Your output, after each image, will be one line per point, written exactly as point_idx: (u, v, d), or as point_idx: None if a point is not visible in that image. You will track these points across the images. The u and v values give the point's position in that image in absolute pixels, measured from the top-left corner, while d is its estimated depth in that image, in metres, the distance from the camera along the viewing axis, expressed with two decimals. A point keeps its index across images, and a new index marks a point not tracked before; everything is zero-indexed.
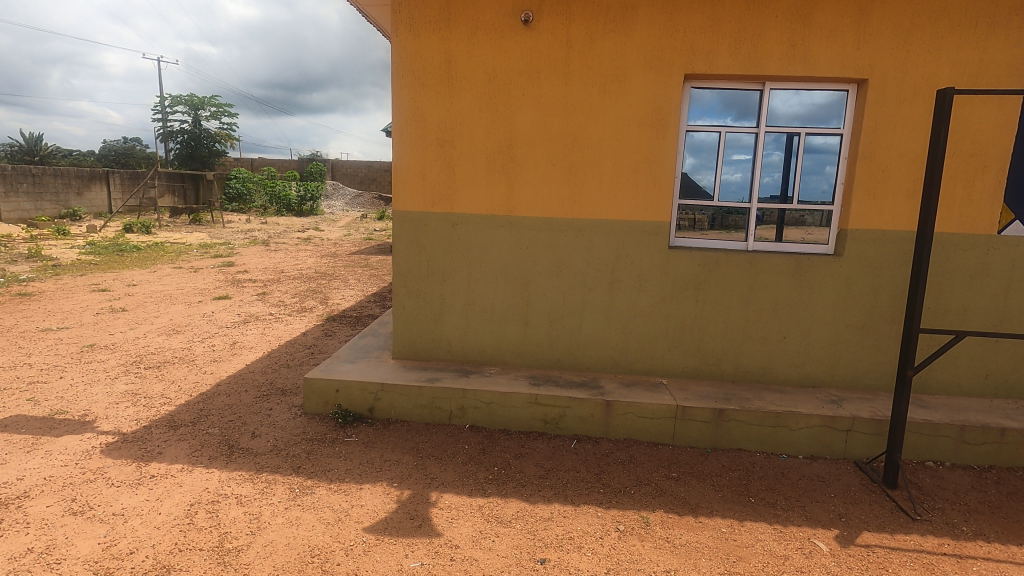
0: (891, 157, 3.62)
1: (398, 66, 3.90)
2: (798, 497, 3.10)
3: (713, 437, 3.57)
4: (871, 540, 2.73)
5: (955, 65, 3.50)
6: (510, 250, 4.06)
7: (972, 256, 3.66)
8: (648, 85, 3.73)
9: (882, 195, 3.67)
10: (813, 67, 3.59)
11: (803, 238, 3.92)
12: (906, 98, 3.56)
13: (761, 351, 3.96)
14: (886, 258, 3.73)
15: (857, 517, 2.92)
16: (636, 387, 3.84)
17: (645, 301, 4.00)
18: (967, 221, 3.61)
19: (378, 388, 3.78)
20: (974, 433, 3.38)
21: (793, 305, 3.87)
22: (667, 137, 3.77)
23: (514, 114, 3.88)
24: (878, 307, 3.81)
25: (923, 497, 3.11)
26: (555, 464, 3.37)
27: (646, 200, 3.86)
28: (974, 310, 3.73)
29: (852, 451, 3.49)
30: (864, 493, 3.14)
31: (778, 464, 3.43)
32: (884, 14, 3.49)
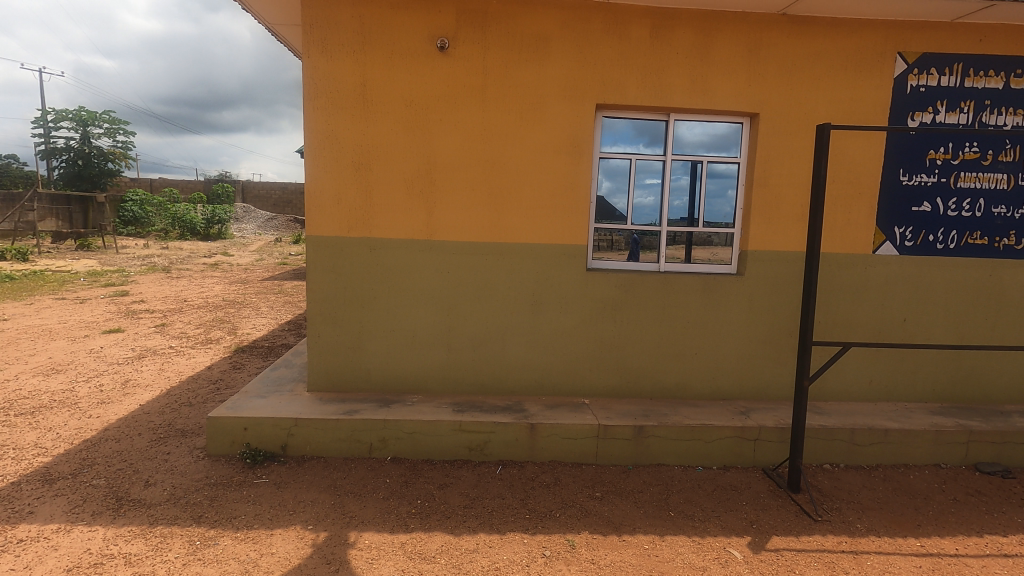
0: (782, 184, 3.96)
1: (310, 87, 3.78)
2: (714, 507, 3.24)
3: (634, 454, 3.66)
4: (780, 544, 2.90)
5: (831, 103, 3.89)
6: (431, 275, 4.00)
7: (853, 273, 4.04)
8: (563, 113, 3.86)
9: (775, 218, 3.99)
10: (711, 100, 3.87)
11: (709, 258, 4.16)
12: (793, 129, 3.91)
13: (677, 368, 4.13)
14: (781, 277, 4.04)
15: (766, 522, 3.09)
16: (559, 409, 3.87)
17: (566, 323, 4.06)
18: (849, 241, 3.99)
19: (292, 424, 3.56)
20: (863, 435, 3.69)
21: (703, 322, 4.08)
22: (582, 163, 3.91)
23: (433, 139, 3.87)
24: (777, 322, 4.10)
25: (823, 499, 3.35)
26: (480, 492, 3.31)
27: (564, 224, 3.96)
28: (858, 322, 4.10)
29: (761, 458, 3.70)
30: (772, 499, 3.33)
31: (695, 477, 3.57)
32: (770, 55, 3.84)
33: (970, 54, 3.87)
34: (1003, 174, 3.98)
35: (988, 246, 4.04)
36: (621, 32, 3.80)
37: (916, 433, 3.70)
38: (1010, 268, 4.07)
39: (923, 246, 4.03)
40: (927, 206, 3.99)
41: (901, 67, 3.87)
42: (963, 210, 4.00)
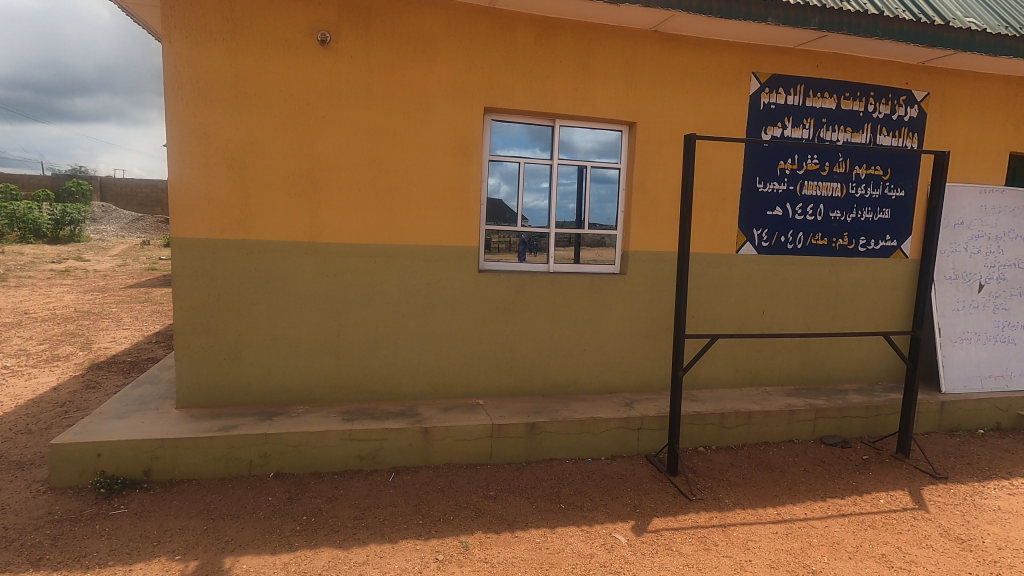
0: (657, 189, 4.24)
1: (173, 75, 3.45)
2: (601, 496, 3.40)
3: (527, 451, 3.74)
4: (660, 525, 3.11)
5: (697, 115, 4.24)
6: (317, 279, 3.82)
7: (719, 271, 4.44)
8: (452, 115, 3.86)
9: (652, 221, 4.27)
10: (593, 108, 4.07)
11: (595, 258, 4.36)
12: (666, 139, 4.21)
13: (567, 365, 4.28)
14: (659, 276, 4.34)
15: (648, 506, 3.30)
16: (453, 411, 3.86)
17: (460, 324, 4.06)
18: (715, 242, 4.38)
19: (157, 446, 3.22)
20: (730, 418, 4.06)
21: (590, 320, 4.27)
22: (472, 165, 3.93)
23: (316, 137, 3.70)
24: (656, 318, 4.39)
25: (697, 479, 3.64)
26: (372, 501, 3.20)
27: (455, 227, 3.96)
28: (725, 316, 4.50)
29: (643, 446, 3.94)
30: (653, 483, 3.56)
31: (584, 468, 3.73)
32: (645, 68, 4.10)
33: (809, 77, 4.40)
34: (838, 183, 4.57)
35: (827, 246, 4.62)
36: (507, 38, 3.87)
37: (773, 414, 4.13)
38: (845, 265, 4.68)
39: (777, 246, 4.52)
40: (779, 210, 4.48)
41: (755, 85, 4.31)
42: (807, 214, 4.54)
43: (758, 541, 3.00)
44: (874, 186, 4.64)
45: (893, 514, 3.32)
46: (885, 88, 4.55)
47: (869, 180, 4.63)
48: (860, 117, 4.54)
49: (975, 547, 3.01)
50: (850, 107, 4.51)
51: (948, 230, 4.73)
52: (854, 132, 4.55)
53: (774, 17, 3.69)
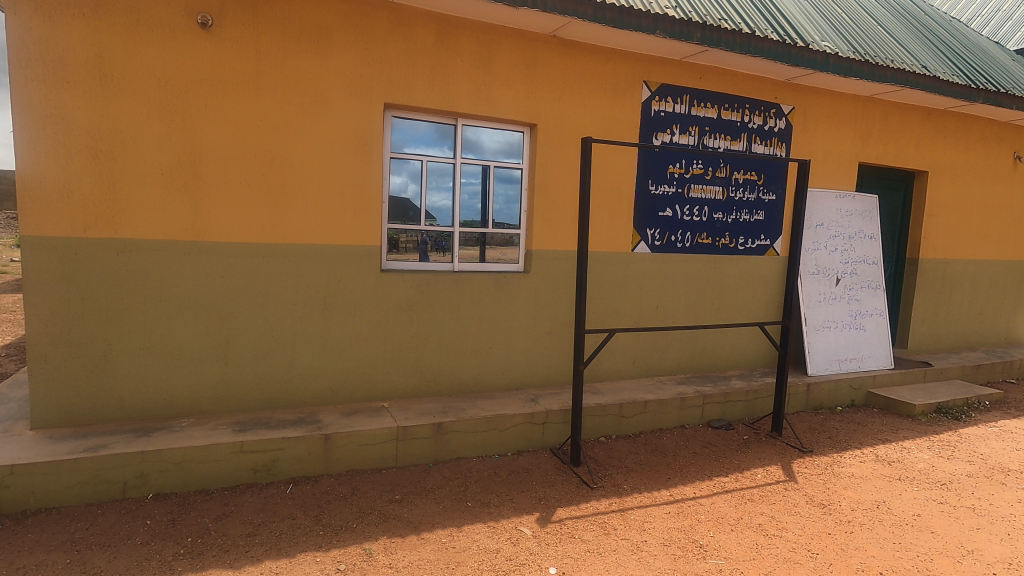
0: (558, 189, 4.38)
1: (20, 52, 3.04)
2: (508, 490, 3.45)
3: (434, 452, 3.70)
4: (563, 514, 3.21)
5: (594, 119, 4.43)
6: (201, 281, 3.53)
7: (617, 269, 4.66)
8: (349, 109, 3.73)
9: (554, 220, 4.40)
10: (494, 108, 4.11)
11: (499, 257, 4.41)
12: (565, 141, 4.36)
13: (473, 363, 4.30)
14: (560, 274, 4.48)
15: (552, 497, 3.40)
16: (356, 415, 3.73)
17: (361, 326, 3.94)
18: (612, 241, 4.61)
19: (5, 474, 2.82)
20: (629, 408, 4.28)
21: (495, 318, 4.32)
22: (372, 162, 3.83)
23: (199, 127, 3.42)
24: (559, 314, 4.53)
25: (598, 467, 3.80)
26: (267, 516, 3.02)
27: (356, 225, 3.84)
28: (623, 311, 4.74)
29: (548, 439, 4.05)
30: (557, 475, 3.68)
31: (491, 465, 3.76)
32: (544, 71, 4.21)
33: (694, 88, 4.74)
34: (719, 187, 4.96)
35: (711, 245, 5.01)
36: (407, 33, 3.80)
37: (666, 402, 4.42)
38: (727, 262, 5.11)
39: (668, 245, 4.83)
40: (669, 211, 4.79)
41: (646, 93, 4.58)
42: (694, 215, 4.89)
43: (653, 522, 3.19)
44: (750, 190, 5.09)
45: (767, 487, 3.67)
46: (758, 101, 5.01)
47: (746, 184, 5.07)
48: (737, 127, 4.96)
49: (834, 510, 3.40)
50: (729, 117, 4.92)
51: (811, 231, 5.30)
52: (732, 140, 4.96)
53: (661, 30, 3.94)
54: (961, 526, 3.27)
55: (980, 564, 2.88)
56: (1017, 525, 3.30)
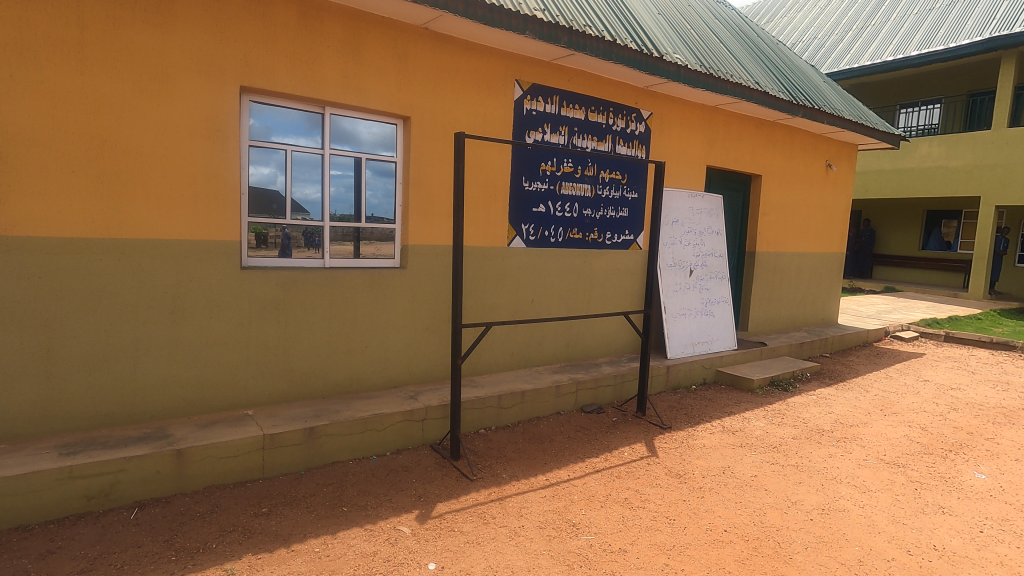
0: (433, 184, 4.35)
1: None
2: (386, 491, 3.38)
3: (306, 458, 3.51)
4: (443, 509, 3.22)
5: (468, 115, 4.46)
6: (13, 283, 3.01)
7: (494, 264, 4.75)
8: (199, 91, 3.39)
9: (429, 215, 4.36)
10: (365, 98, 3.97)
11: (374, 253, 4.28)
12: (440, 135, 4.34)
13: (347, 363, 4.13)
14: (437, 269, 4.46)
15: (431, 493, 3.39)
16: (215, 426, 3.42)
17: (219, 328, 3.61)
18: (488, 236, 4.68)
19: None
20: (507, 399, 4.39)
21: (370, 316, 4.18)
22: (227, 149, 3.52)
23: (4, 102, 2.91)
24: (437, 310, 4.51)
25: (478, 459, 3.86)
26: (106, 547, 2.67)
27: (209, 219, 3.50)
28: (501, 305, 4.84)
29: (428, 436, 4.02)
30: (437, 470, 3.67)
31: (369, 466, 3.65)
32: (416, 64, 4.14)
33: (563, 90, 4.95)
34: (588, 185, 5.24)
35: (582, 240, 5.29)
36: (266, 13, 3.53)
37: (542, 391, 4.60)
38: (595, 256, 5.42)
39: (541, 240, 5.02)
40: (542, 207, 4.97)
41: (518, 92, 4.70)
42: (565, 211, 5.12)
43: (530, 507, 3.30)
44: (616, 189, 5.44)
45: (633, 464, 3.97)
46: (620, 105, 5.36)
47: (612, 183, 5.41)
48: (603, 129, 5.27)
49: (688, 479, 3.78)
50: (595, 119, 5.21)
51: (668, 227, 5.81)
52: (599, 141, 5.26)
53: (531, 31, 4.06)
54: (787, 481, 3.80)
55: (801, 513, 3.38)
56: (828, 476, 3.90)
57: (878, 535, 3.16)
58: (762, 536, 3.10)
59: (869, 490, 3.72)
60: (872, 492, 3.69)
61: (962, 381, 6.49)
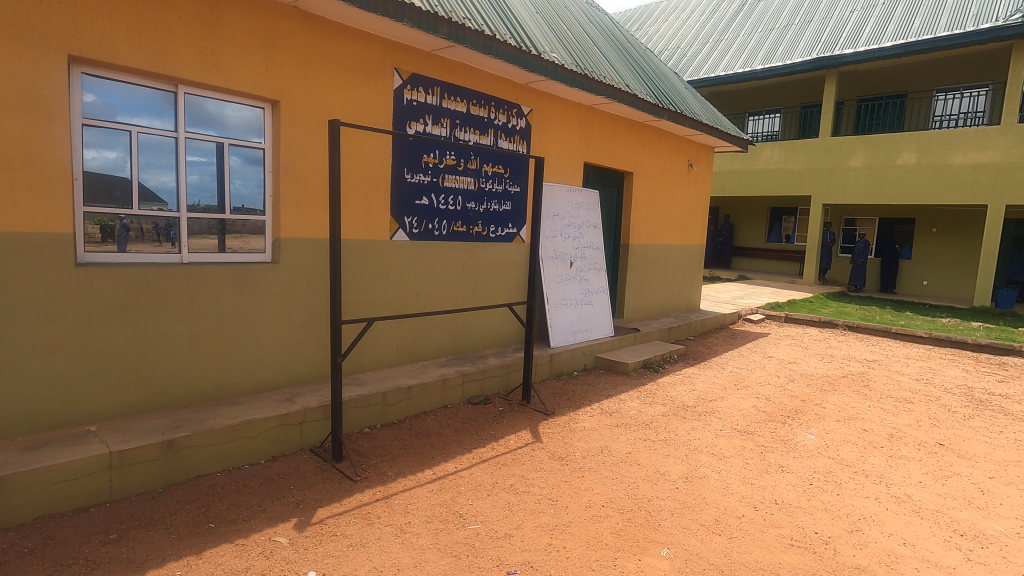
0: (307, 174, 4.12)
1: None
2: (260, 501, 3.16)
3: (164, 475, 3.17)
4: (324, 514, 3.08)
5: (344, 102, 4.27)
6: None
7: (375, 257, 4.61)
8: (14, 58, 2.89)
9: (304, 207, 4.13)
10: (226, 78, 3.64)
11: (241, 246, 3.96)
12: (314, 123, 4.11)
13: (213, 367, 3.79)
14: (314, 264, 4.23)
15: (311, 499, 3.23)
16: (47, 447, 2.97)
17: (50, 335, 3.13)
18: (368, 229, 4.53)
19: None
20: (392, 395, 4.30)
21: (239, 315, 3.87)
22: (54, 128, 3.05)
23: None
24: (314, 306, 4.29)
25: (362, 459, 3.74)
26: None
27: (33, 208, 3.02)
28: (384, 300, 4.72)
29: (307, 439, 3.82)
30: (318, 474, 3.51)
31: (240, 477, 3.39)
32: (285, 44, 3.88)
33: (444, 81, 4.91)
34: (471, 178, 5.26)
35: (466, 233, 5.31)
36: None
37: (429, 385, 4.57)
38: (480, 249, 5.47)
39: (425, 233, 4.95)
40: (425, 200, 4.91)
41: (397, 81, 4.58)
42: (448, 204, 5.10)
43: (416, 503, 3.27)
44: (498, 182, 5.52)
45: (518, 450, 4.09)
46: (501, 100, 5.43)
47: (494, 177, 5.48)
48: (485, 123, 5.32)
49: (569, 460, 3.97)
50: (477, 112, 5.23)
51: (548, 220, 6.02)
52: (481, 134, 5.30)
53: (409, 19, 3.97)
54: (657, 455, 4.13)
55: (668, 483, 3.69)
56: (692, 447, 4.31)
57: (731, 496, 3.55)
58: (635, 508, 3.35)
59: (724, 456, 4.17)
60: (727, 458, 4.14)
61: (798, 356, 7.49)
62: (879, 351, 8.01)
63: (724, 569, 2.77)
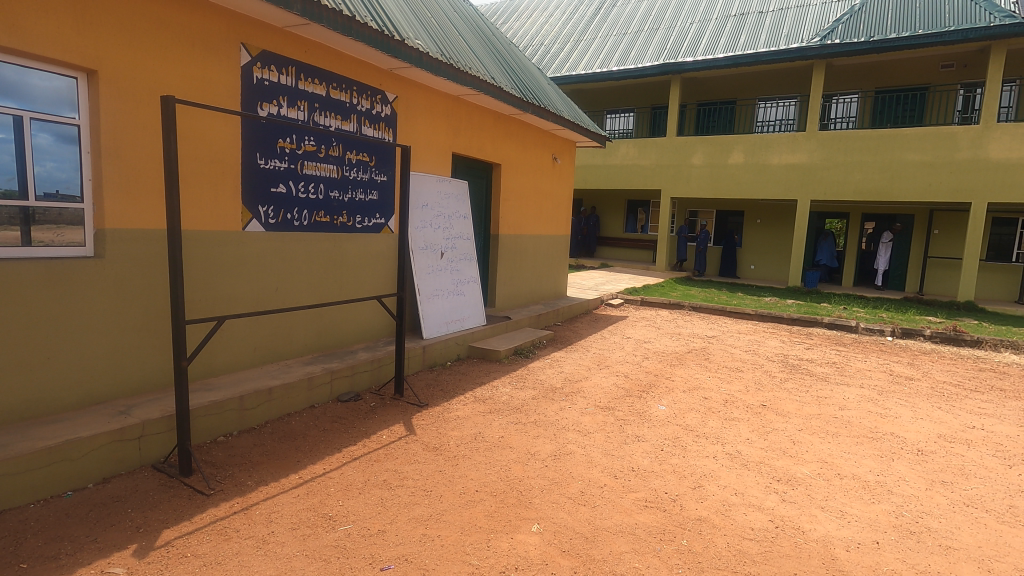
0: (136, 157, 3.63)
1: None
2: (90, 530, 2.76)
3: None
4: (171, 535, 2.78)
5: (180, 77, 3.82)
6: None
7: (226, 250, 4.22)
8: None
9: (134, 194, 3.64)
10: (24, 39, 3.06)
11: (52, 239, 3.39)
12: (143, 98, 3.62)
13: (21, 382, 3.20)
14: (149, 258, 3.76)
15: (155, 521, 2.89)
16: None
17: None
18: (216, 218, 4.12)
19: None
20: (250, 399, 3.98)
21: (54, 319, 3.31)
22: None
23: None
24: (151, 306, 3.81)
25: (216, 471, 3.43)
26: None
27: None
28: (238, 296, 4.34)
29: (148, 455, 3.41)
30: (163, 493, 3.15)
31: (62, 506, 2.93)
32: (103, 6, 3.37)
33: (299, 61, 4.60)
34: (333, 165, 5.00)
35: (329, 223, 5.05)
36: None
37: (292, 385, 4.30)
38: (345, 240, 5.24)
39: (283, 223, 4.62)
40: (282, 188, 4.57)
41: (245, 58, 4.20)
42: (309, 192, 4.80)
43: (280, 511, 3.07)
44: (363, 171, 5.32)
45: (391, 445, 4.02)
46: (364, 85, 5.23)
47: (359, 165, 5.27)
48: (347, 108, 5.08)
49: (443, 450, 3.99)
50: (337, 96, 4.98)
51: (417, 211, 5.94)
52: (343, 120, 5.05)
53: None
54: (527, 436, 4.31)
55: (538, 462, 3.87)
56: (559, 426, 4.55)
57: (594, 468, 3.82)
58: (508, 489, 3.47)
59: (588, 432, 4.46)
60: (591, 433, 4.44)
61: (651, 335, 8.24)
62: (716, 327, 9.08)
63: (588, 536, 2.98)
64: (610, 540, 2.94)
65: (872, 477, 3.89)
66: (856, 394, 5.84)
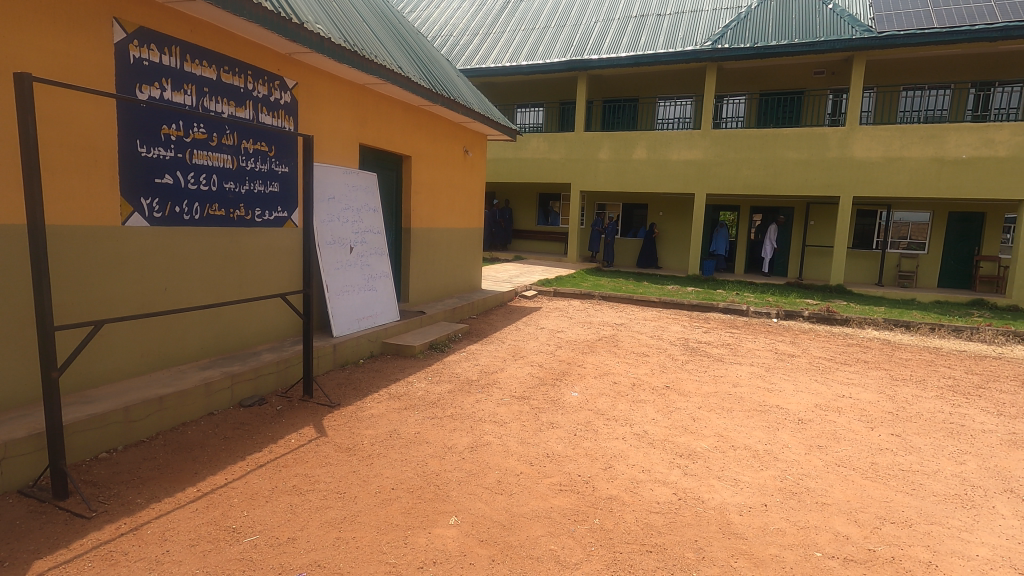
0: None
1: None
2: None
3: None
4: (44, 566, 2.49)
5: (39, 53, 3.39)
6: None
7: (103, 247, 3.81)
8: None
9: None
10: None
11: None
12: None
13: None
14: (6, 257, 3.31)
15: (24, 552, 2.58)
16: None
17: None
18: (89, 212, 3.71)
19: None
20: (138, 410, 3.64)
21: None
22: None
23: None
24: (10, 311, 3.37)
25: (98, 491, 3.11)
26: None
27: None
28: (119, 298, 3.94)
29: (12, 479, 3.02)
30: (33, 520, 2.81)
31: None
32: None
33: (185, 41, 4.24)
34: (228, 155, 4.66)
35: (225, 217, 4.71)
36: None
37: (187, 392, 3.98)
38: (243, 235, 4.91)
39: (171, 217, 4.25)
40: (169, 178, 4.20)
41: (120, 34, 3.80)
42: (200, 184, 4.44)
43: (176, 528, 2.85)
44: (261, 161, 5.00)
45: (300, 449, 3.84)
46: (260, 70, 4.92)
47: (257, 155, 4.95)
48: (241, 93, 4.75)
49: (357, 450, 3.88)
50: (230, 81, 4.64)
51: (324, 204, 5.69)
52: (237, 106, 4.72)
53: None
54: (444, 430, 4.29)
55: (455, 455, 3.87)
56: (475, 418, 4.57)
57: (510, 457, 3.88)
58: (424, 484, 3.44)
59: (505, 422, 4.52)
60: (507, 423, 4.51)
61: (564, 325, 8.48)
62: (624, 315, 9.53)
63: (505, 523, 3.03)
64: (526, 525, 3.01)
65: (761, 447, 4.27)
66: (747, 372, 6.38)
